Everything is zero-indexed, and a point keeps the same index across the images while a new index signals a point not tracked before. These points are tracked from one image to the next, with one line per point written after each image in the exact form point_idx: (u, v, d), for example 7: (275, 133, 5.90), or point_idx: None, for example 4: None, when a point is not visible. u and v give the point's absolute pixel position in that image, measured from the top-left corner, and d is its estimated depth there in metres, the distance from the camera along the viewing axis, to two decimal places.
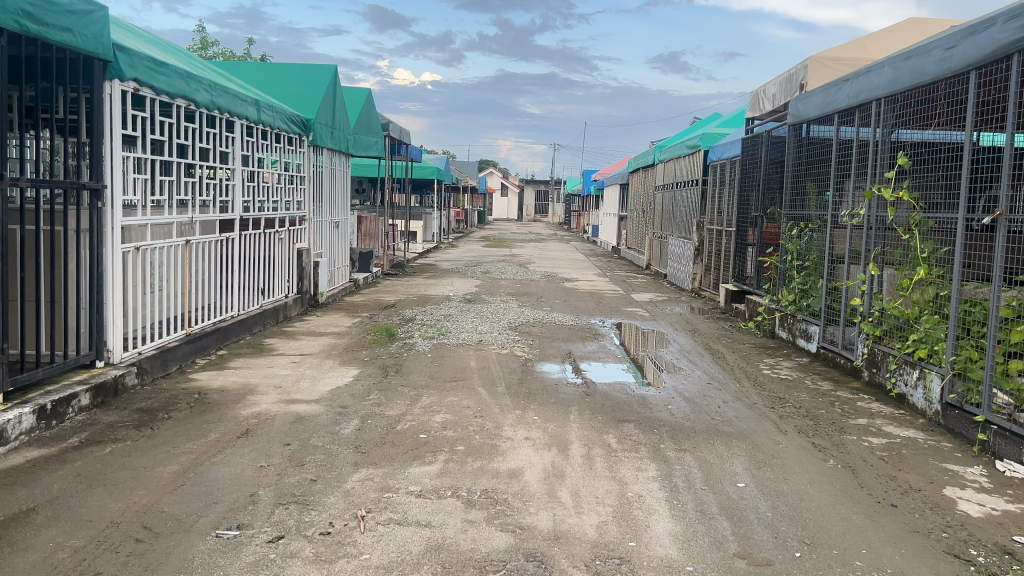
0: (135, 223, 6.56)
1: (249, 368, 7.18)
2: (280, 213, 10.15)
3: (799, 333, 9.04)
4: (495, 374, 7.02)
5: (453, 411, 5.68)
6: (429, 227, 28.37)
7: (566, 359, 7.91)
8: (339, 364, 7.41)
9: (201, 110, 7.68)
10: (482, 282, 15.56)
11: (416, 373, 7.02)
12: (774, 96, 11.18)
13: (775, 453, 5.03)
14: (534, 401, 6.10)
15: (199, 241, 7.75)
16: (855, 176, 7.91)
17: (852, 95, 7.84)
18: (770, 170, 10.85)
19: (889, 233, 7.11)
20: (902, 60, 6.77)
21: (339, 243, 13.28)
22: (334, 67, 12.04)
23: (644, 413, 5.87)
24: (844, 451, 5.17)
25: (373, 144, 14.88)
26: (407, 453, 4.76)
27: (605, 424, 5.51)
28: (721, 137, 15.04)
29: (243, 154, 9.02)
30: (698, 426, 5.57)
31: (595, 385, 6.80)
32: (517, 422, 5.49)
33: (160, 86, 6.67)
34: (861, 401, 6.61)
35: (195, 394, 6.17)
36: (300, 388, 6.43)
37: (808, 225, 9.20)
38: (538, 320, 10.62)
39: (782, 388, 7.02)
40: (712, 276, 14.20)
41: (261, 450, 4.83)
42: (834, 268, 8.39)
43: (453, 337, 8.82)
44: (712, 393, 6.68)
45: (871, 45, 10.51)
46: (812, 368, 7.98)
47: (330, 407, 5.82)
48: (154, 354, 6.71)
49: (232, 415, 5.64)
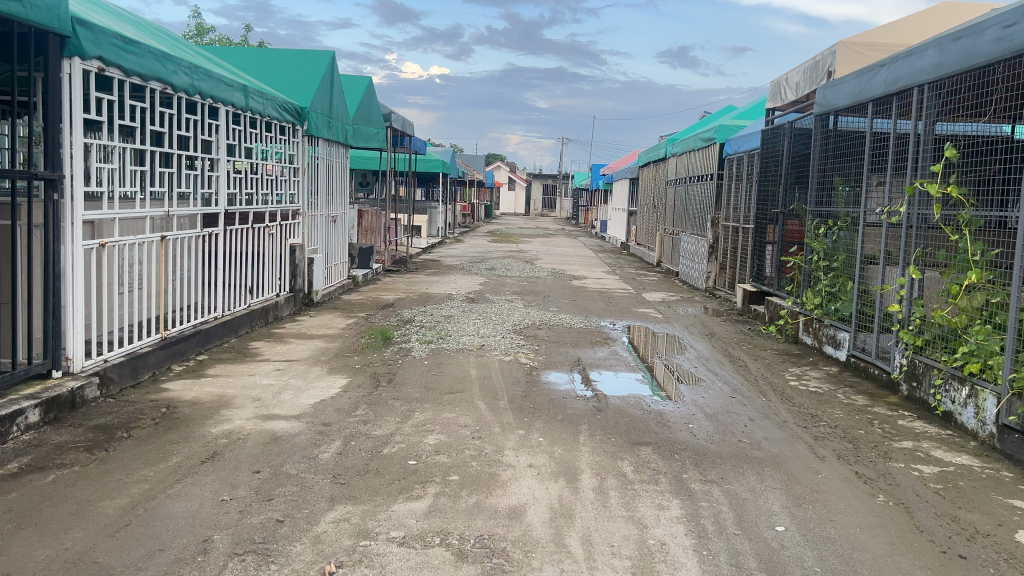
0: (105, 216, 5.91)
1: (227, 377, 6.55)
2: (271, 207, 9.52)
3: (826, 339, 8.39)
4: (497, 386, 6.39)
5: (449, 432, 5.05)
6: (433, 222, 27.73)
7: (575, 368, 7.29)
8: (326, 372, 6.79)
9: (180, 95, 7.06)
10: (486, 279, 14.90)
11: (410, 383, 6.39)
12: (797, 85, 10.48)
13: (815, 487, 4.39)
14: (539, 418, 5.47)
15: (178, 237, 7.12)
16: (892, 171, 7.23)
17: (889, 80, 7.15)
18: (793, 164, 10.19)
19: (933, 232, 6.44)
20: (950, 41, 6.12)
21: (337, 239, 12.67)
22: (332, 53, 11.41)
23: (662, 434, 5.23)
24: (893, 483, 4.53)
25: (374, 135, 14.25)
26: (393, 484, 4.14)
27: (620, 449, 4.87)
28: (737, 129, 14.37)
29: (229, 143, 8.39)
30: (724, 452, 4.93)
31: (607, 399, 6.16)
32: (520, 444, 4.86)
33: (130, 67, 6.06)
34: (903, 419, 5.97)
35: (164, 409, 5.56)
36: (281, 401, 5.81)
37: (836, 223, 8.54)
38: (545, 321, 9.99)
39: (814, 403, 6.37)
40: (728, 275, 13.54)
41: (226, 480, 4.21)
42: (866, 269, 7.74)
43: (453, 342, 8.17)
44: (737, 409, 6.04)
45: (901, 30, 9.82)
46: (843, 379, 7.32)
47: (312, 425, 5.20)
48: (122, 361, 6.07)
49: (202, 434, 5.02)
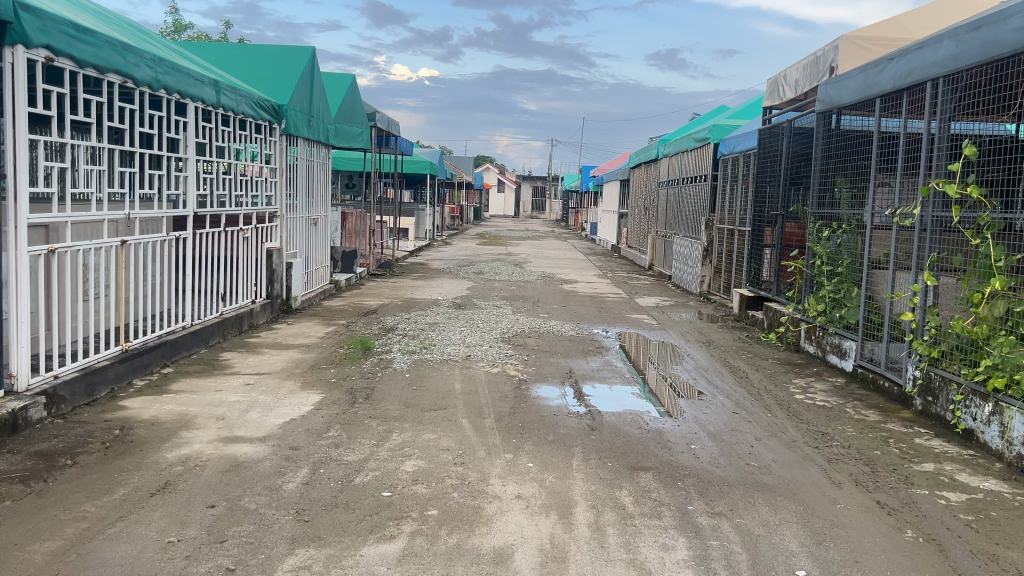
0: (56, 219, 5.41)
1: (192, 393, 6.05)
2: (245, 209, 9.01)
3: (830, 348, 7.98)
4: (483, 402, 5.93)
5: (428, 456, 4.58)
6: (421, 225, 27.26)
7: (567, 381, 6.83)
8: (300, 387, 6.31)
9: (143, 90, 6.57)
10: (474, 284, 14.42)
11: (389, 400, 5.93)
12: (795, 82, 10.07)
13: (835, 520, 3.95)
14: (528, 439, 5.02)
15: (140, 242, 6.61)
16: (903, 171, 6.81)
17: (899, 75, 6.73)
18: (793, 164, 9.76)
19: (949, 236, 6.00)
20: (968, 31, 5.70)
21: (318, 242, 12.19)
22: (312, 49, 10.94)
23: (663, 457, 4.78)
24: (919, 514, 4.09)
25: (358, 135, 13.74)
26: (363, 522, 3.69)
27: (618, 475, 4.42)
28: (732, 129, 13.96)
29: (198, 141, 7.89)
30: (732, 478, 4.49)
31: (602, 416, 5.70)
32: (508, 471, 4.40)
33: (84, 57, 5.59)
34: (920, 438, 5.54)
35: (117, 430, 5.07)
36: (247, 421, 5.33)
37: (841, 226, 8.12)
38: (534, 329, 9.54)
39: (823, 420, 5.94)
40: (723, 279, 13.13)
41: (175, 517, 3.74)
42: (874, 274, 7.32)
43: (437, 353, 7.70)
44: (741, 427, 5.59)
45: (906, 23, 9.42)
46: (852, 392, 6.88)
47: (278, 449, 4.74)
48: (75, 377, 5.57)
49: (155, 460, 4.54)
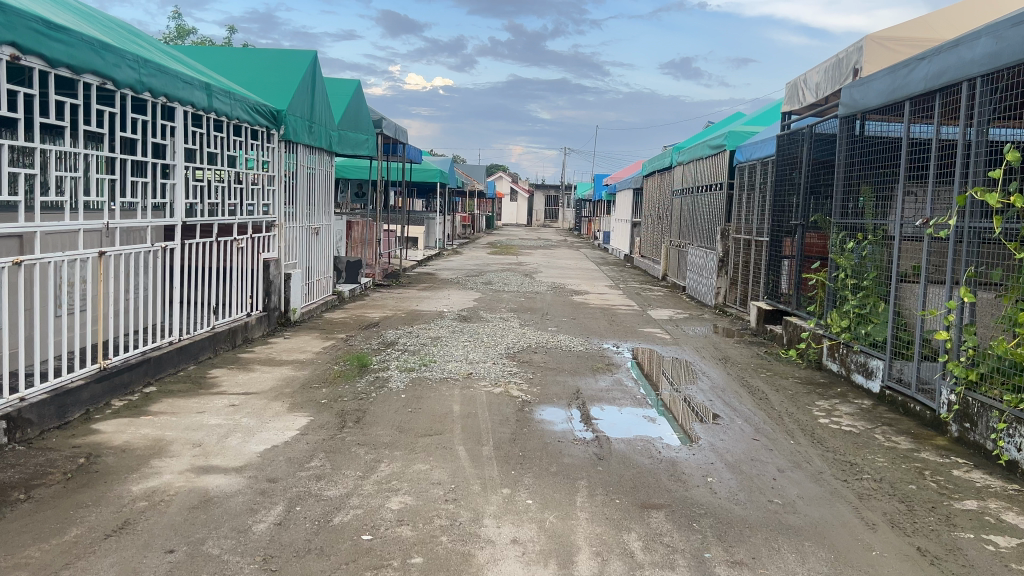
0: (25, 228, 4.93)
1: (171, 416, 5.64)
2: (240, 218, 8.62)
3: (855, 367, 7.52)
4: (483, 426, 5.51)
5: (417, 492, 4.16)
6: (430, 233, 26.88)
7: (573, 402, 6.39)
8: (287, 408, 5.90)
9: (124, 92, 6.20)
10: (481, 295, 13.99)
11: (381, 424, 5.51)
12: (816, 86, 9.62)
13: (872, 572, 3.50)
14: (529, 471, 4.59)
15: (122, 253, 6.17)
16: (934, 178, 6.35)
17: (932, 75, 6.28)
18: (814, 172, 9.31)
19: (989, 249, 5.53)
20: (1008, 27, 5.25)
21: (320, 253, 11.82)
22: (313, 53, 10.57)
23: (677, 493, 4.34)
24: (966, 564, 3.63)
25: (362, 142, 13.39)
26: (338, 572, 3.27)
27: (627, 514, 3.98)
28: (749, 135, 13.50)
29: (188, 146, 7.51)
30: (754, 519, 4.04)
31: (611, 443, 5.26)
32: (504, 510, 3.96)
33: (54, 55, 5.20)
34: (958, 469, 5.07)
35: (84, 458, 4.66)
36: (225, 448, 4.92)
37: (865, 237, 7.66)
38: (541, 344, 9.10)
39: (851, 448, 5.48)
40: (739, 291, 12.67)
41: (127, 565, 3.33)
42: (902, 289, 6.86)
43: (437, 370, 7.28)
44: (763, 456, 5.14)
45: (935, 24, 8.96)
46: (879, 416, 6.41)
47: (254, 482, 4.32)
48: (45, 399, 5.17)
49: (119, 493, 4.13)
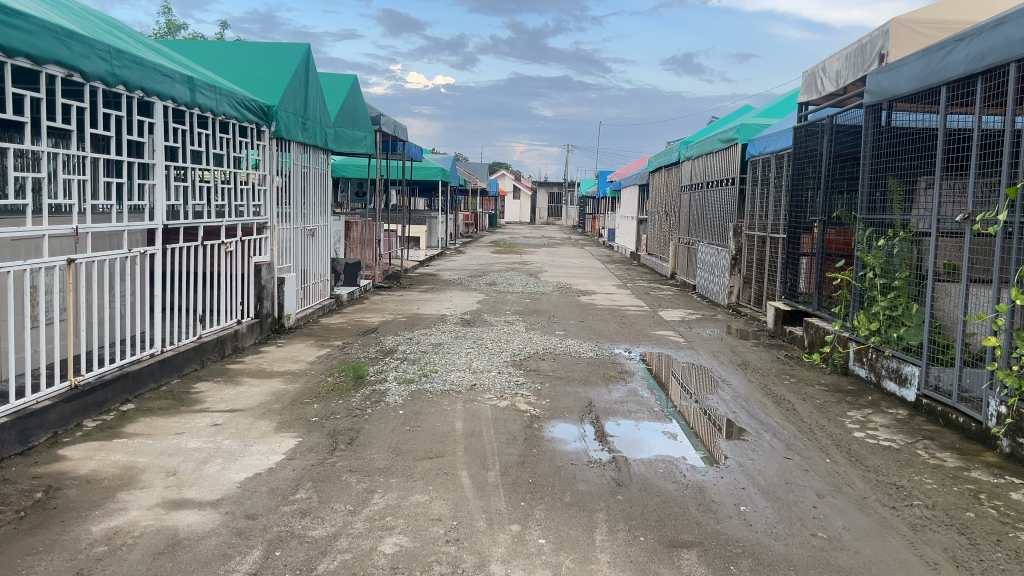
0: None
1: (146, 439, 5.14)
2: (229, 220, 8.12)
3: (887, 373, 7.01)
4: (487, 447, 5.01)
5: (414, 531, 3.67)
6: (432, 233, 26.32)
7: (586, 416, 5.90)
8: (274, 428, 5.41)
9: (95, 84, 5.68)
10: (485, 298, 13.46)
11: (375, 446, 5.01)
12: (836, 73, 9.12)
13: None
14: (541, 501, 4.10)
15: (94, 260, 5.64)
16: (976, 170, 5.83)
17: (973, 57, 5.77)
18: (835, 166, 8.78)
19: None
20: None
21: (316, 255, 11.32)
22: (305, 46, 10.06)
23: (710, 527, 3.83)
24: None
25: (359, 139, 12.87)
26: None
27: (655, 556, 3.49)
28: (762, 128, 12.98)
29: (169, 143, 7.00)
30: (802, 561, 3.52)
31: (631, 466, 4.75)
32: (513, 553, 3.47)
33: (10, 43, 4.67)
34: (1016, 491, 4.55)
35: (43, 492, 4.16)
36: (201, 477, 4.42)
37: (893, 234, 7.13)
38: (548, 350, 8.59)
39: (894, 467, 4.97)
40: (754, 290, 12.16)
41: None
42: (939, 290, 6.34)
43: (438, 382, 6.78)
44: (798, 479, 4.63)
45: (965, 5, 8.44)
46: (918, 429, 5.90)
47: (230, 519, 3.83)
48: (5, 422, 4.68)
49: (75, 536, 3.63)
